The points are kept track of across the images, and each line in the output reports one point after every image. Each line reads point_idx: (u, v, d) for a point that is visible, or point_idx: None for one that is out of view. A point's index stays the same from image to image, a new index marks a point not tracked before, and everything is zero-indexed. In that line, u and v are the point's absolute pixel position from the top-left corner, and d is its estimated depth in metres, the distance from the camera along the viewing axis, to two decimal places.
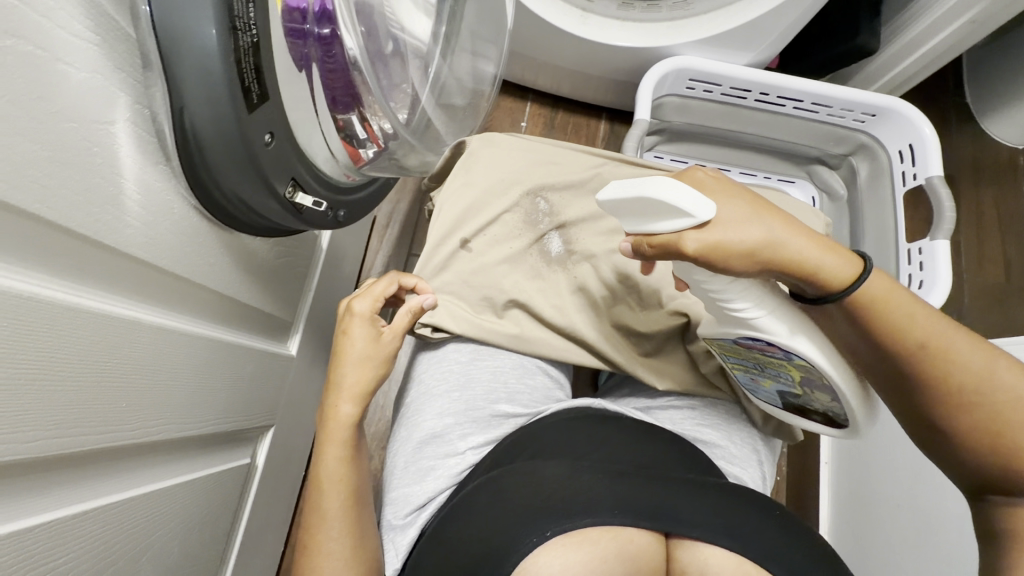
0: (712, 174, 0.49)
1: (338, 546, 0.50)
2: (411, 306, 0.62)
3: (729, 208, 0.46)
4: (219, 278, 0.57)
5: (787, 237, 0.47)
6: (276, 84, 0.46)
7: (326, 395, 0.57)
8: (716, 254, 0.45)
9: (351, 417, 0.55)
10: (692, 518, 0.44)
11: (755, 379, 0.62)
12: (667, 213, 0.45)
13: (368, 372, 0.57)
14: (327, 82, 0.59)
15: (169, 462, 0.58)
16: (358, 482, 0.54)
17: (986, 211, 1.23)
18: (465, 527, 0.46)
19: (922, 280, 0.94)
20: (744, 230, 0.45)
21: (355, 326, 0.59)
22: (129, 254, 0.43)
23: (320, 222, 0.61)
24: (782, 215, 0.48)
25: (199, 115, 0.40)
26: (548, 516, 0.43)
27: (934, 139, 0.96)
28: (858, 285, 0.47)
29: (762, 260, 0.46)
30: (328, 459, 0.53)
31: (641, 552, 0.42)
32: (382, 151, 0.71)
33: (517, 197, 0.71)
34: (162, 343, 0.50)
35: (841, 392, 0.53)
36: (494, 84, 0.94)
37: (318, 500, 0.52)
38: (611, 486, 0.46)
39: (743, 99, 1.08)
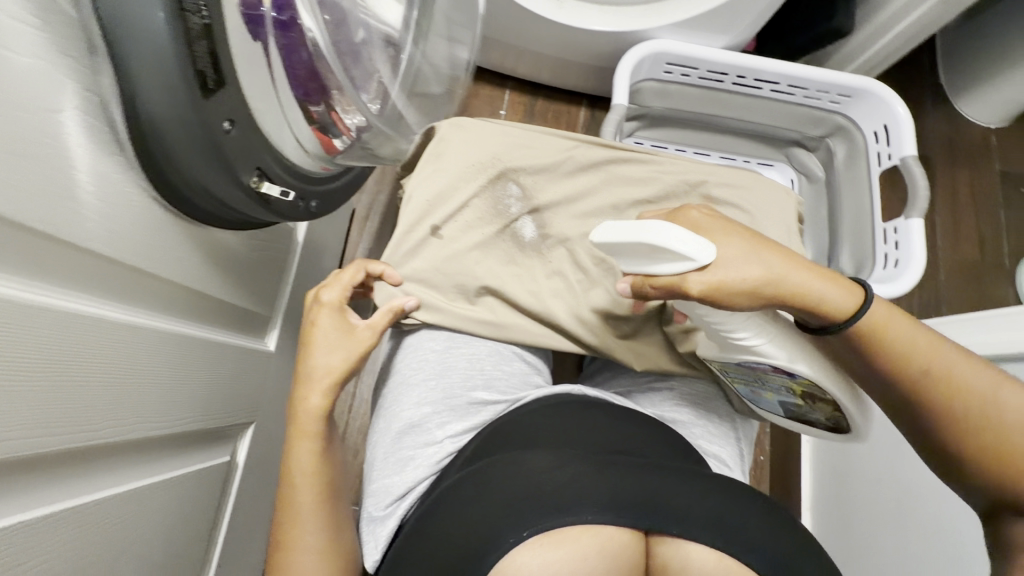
0: (706, 215, 0.53)
1: (314, 539, 0.51)
2: (393, 305, 0.62)
3: (730, 248, 0.50)
4: (189, 273, 0.56)
5: (786, 272, 0.51)
6: (233, 68, 0.44)
7: (296, 386, 0.55)
8: (719, 294, 0.49)
9: (321, 409, 0.54)
10: (681, 512, 0.43)
11: (756, 393, 0.63)
12: (668, 257, 0.48)
13: (339, 360, 0.56)
14: (292, 77, 0.57)
15: (145, 462, 0.57)
16: (332, 476, 0.54)
17: (959, 189, 1.26)
18: (448, 527, 0.43)
19: (898, 259, 0.95)
20: (745, 269, 0.50)
21: (323, 316, 0.58)
22: (89, 249, 0.41)
23: (291, 214, 0.59)
24: (783, 253, 0.52)
25: (149, 101, 0.39)
26: (529, 512, 0.42)
27: (908, 118, 0.97)
28: (862, 315, 0.51)
29: (765, 296, 0.51)
30: (299, 452, 0.53)
31: (624, 549, 0.41)
32: (356, 142, 0.70)
33: (492, 183, 0.70)
34: (132, 341, 0.49)
35: (845, 404, 0.57)
36: (469, 70, 0.93)
37: (292, 495, 0.52)
38: (602, 480, 0.44)
39: (720, 82, 1.08)
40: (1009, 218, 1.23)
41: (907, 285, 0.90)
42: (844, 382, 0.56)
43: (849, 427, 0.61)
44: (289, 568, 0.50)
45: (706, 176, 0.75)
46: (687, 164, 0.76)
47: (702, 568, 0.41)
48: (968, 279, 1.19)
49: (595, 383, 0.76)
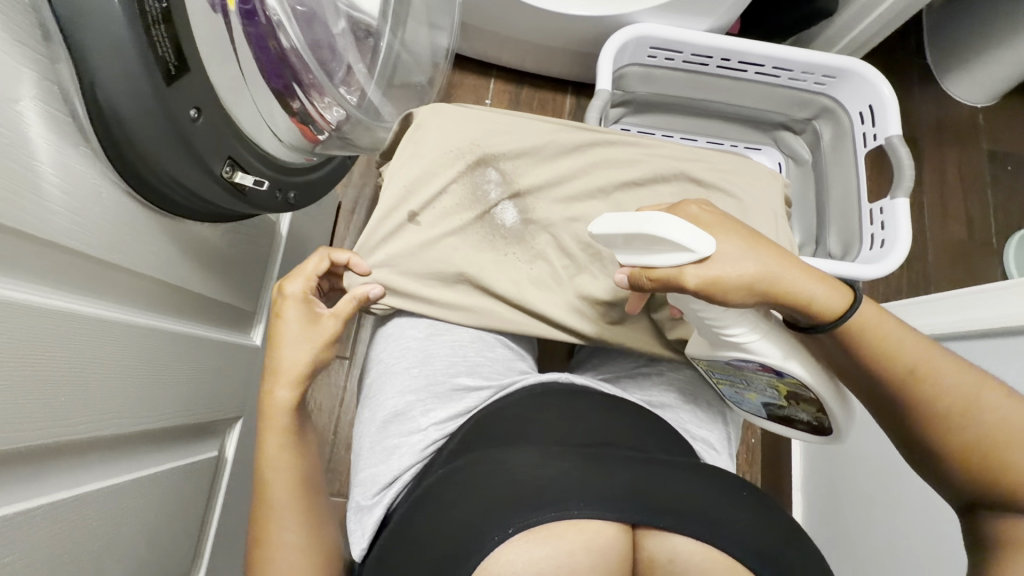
0: (707, 210, 0.53)
1: (292, 536, 0.51)
2: (355, 293, 0.62)
3: (728, 243, 0.50)
4: (165, 266, 0.55)
5: (781, 269, 0.50)
6: (197, 53, 0.44)
7: (264, 380, 0.56)
8: (715, 289, 0.49)
9: (288, 402, 0.55)
10: (670, 506, 0.40)
11: (740, 393, 0.64)
12: (669, 247, 0.48)
13: (304, 352, 0.57)
14: (266, 74, 0.56)
15: (126, 458, 0.57)
16: (305, 469, 0.55)
17: (945, 169, 1.25)
18: (429, 524, 0.41)
19: (884, 239, 0.95)
20: (741, 263, 0.49)
21: (289, 308, 0.59)
22: (55, 242, 0.40)
23: (268, 205, 0.59)
24: (778, 251, 0.52)
25: (111, 89, 0.38)
26: (515, 509, 0.39)
27: (893, 98, 0.97)
28: (852, 314, 0.51)
29: (759, 292, 0.50)
30: (269, 446, 0.54)
31: (611, 545, 0.38)
32: (335, 132, 0.70)
33: (472, 169, 0.70)
34: (107, 335, 0.49)
35: (830, 407, 0.56)
36: (449, 58, 0.91)
37: (265, 489, 0.52)
38: (589, 474, 0.42)
39: (705, 65, 1.07)
40: (995, 197, 1.24)
41: (892, 265, 0.90)
42: (832, 384, 0.55)
43: (832, 432, 0.60)
44: (267, 564, 0.49)
45: (689, 158, 0.75)
46: (669, 146, 0.75)
47: (689, 562, 0.39)
48: (955, 259, 1.20)
49: (582, 371, 0.76)
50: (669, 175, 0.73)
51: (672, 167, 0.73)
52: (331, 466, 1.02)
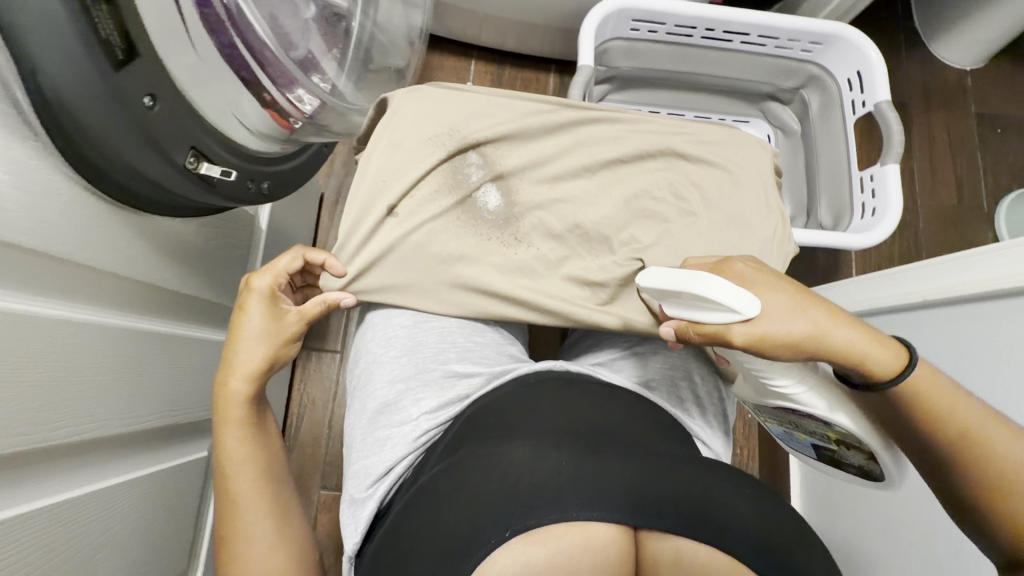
0: (753, 267, 0.50)
1: (259, 529, 0.51)
2: (326, 298, 0.60)
3: (777, 302, 0.47)
4: (137, 265, 0.53)
5: (832, 327, 0.47)
6: (146, 36, 0.41)
7: (220, 371, 0.56)
8: (762, 345, 0.47)
9: (244, 397, 0.55)
10: (668, 506, 0.39)
11: (789, 433, 0.62)
12: (714, 306, 0.46)
13: (263, 350, 0.56)
14: (233, 62, 0.53)
15: (113, 462, 0.55)
16: (267, 462, 0.55)
17: (935, 134, 1.24)
18: (419, 520, 0.39)
19: (875, 207, 0.94)
20: (790, 322, 0.46)
21: (252, 303, 0.57)
22: (13, 242, 0.38)
23: (241, 197, 0.57)
24: (828, 306, 0.49)
25: (54, 76, 0.36)
26: (511, 511, 0.37)
27: (880, 63, 0.95)
28: (905, 376, 0.48)
29: (809, 351, 0.47)
30: (228, 440, 0.53)
31: (610, 548, 0.38)
32: (309, 120, 0.67)
33: (452, 154, 0.65)
34: (76, 338, 0.47)
35: (881, 460, 0.53)
36: (424, 37, 0.88)
37: (227, 483, 0.52)
38: (587, 468, 0.40)
39: (688, 37, 1.04)
40: (985, 161, 1.23)
41: (884, 234, 0.89)
42: (884, 440, 0.52)
43: (886, 484, 0.57)
44: (235, 560, 0.49)
45: (678, 131, 0.71)
46: (657, 120, 0.72)
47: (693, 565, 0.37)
48: (947, 225, 1.19)
49: (575, 352, 0.73)
50: (656, 150, 0.69)
51: (659, 142, 0.70)
52: (327, 460, 1.01)
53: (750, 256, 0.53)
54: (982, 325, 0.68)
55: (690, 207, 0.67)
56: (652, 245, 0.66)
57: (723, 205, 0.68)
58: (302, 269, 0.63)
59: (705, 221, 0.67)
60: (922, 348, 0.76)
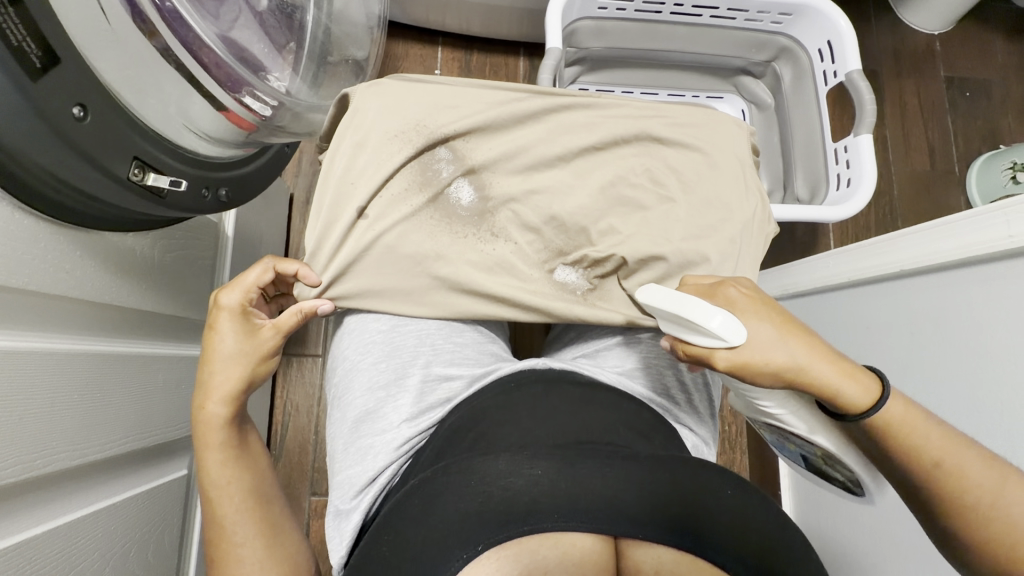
0: (744, 293, 0.50)
1: (248, 550, 0.49)
2: (302, 307, 0.56)
3: (762, 330, 0.48)
4: (89, 286, 0.51)
5: (812, 360, 0.48)
6: (70, 43, 0.40)
7: (195, 395, 0.53)
8: (744, 372, 0.47)
9: (222, 419, 0.52)
10: (645, 515, 0.39)
11: (779, 442, 0.63)
12: (702, 332, 0.47)
13: (237, 369, 0.53)
14: (176, 63, 0.48)
15: (88, 489, 0.54)
16: (253, 480, 0.52)
17: (905, 99, 1.24)
18: (398, 534, 0.38)
19: (850, 178, 0.94)
20: (772, 352, 0.47)
21: (222, 322, 0.54)
22: None
23: (197, 207, 0.54)
24: (811, 338, 0.49)
25: None
26: (487, 522, 0.37)
27: (849, 30, 0.93)
28: (875, 412, 0.48)
29: (788, 380, 0.48)
30: (210, 465, 0.51)
31: (586, 557, 0.37)
32: (265, 123, 0.61)
33: (420, 151, 0.62)
34: (20, 368, 0.44)
35: (858, 476, 0.55)
36: (383, 25, 0.85)
37: (212, 509, 0.50)
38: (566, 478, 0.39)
39: (658, 13, 1.02)
40: (955, 124, 1.24)
41: (860, 204, 0.89)
42: (863, 459, 0.53)
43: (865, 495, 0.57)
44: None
45: (651, 114, 0.69)
46: (631, 103, 0.70)
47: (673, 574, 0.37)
48: (920, 190, 1.20)
49: (559, 346, 0.72)
50: (632, 135, 0.67)
51: (634, 126, 0.67)
52: (316, 465, 0.99)
53: (743, 280, 0.53)
54: (958, 293, 0.68)
55: (669, 193, 0.66)
56: (633, 234, 0.64)
57: (701, 189, 0.66)
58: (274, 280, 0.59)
59: (684, 207, 0.65)
60: (902, 319, 0.77)
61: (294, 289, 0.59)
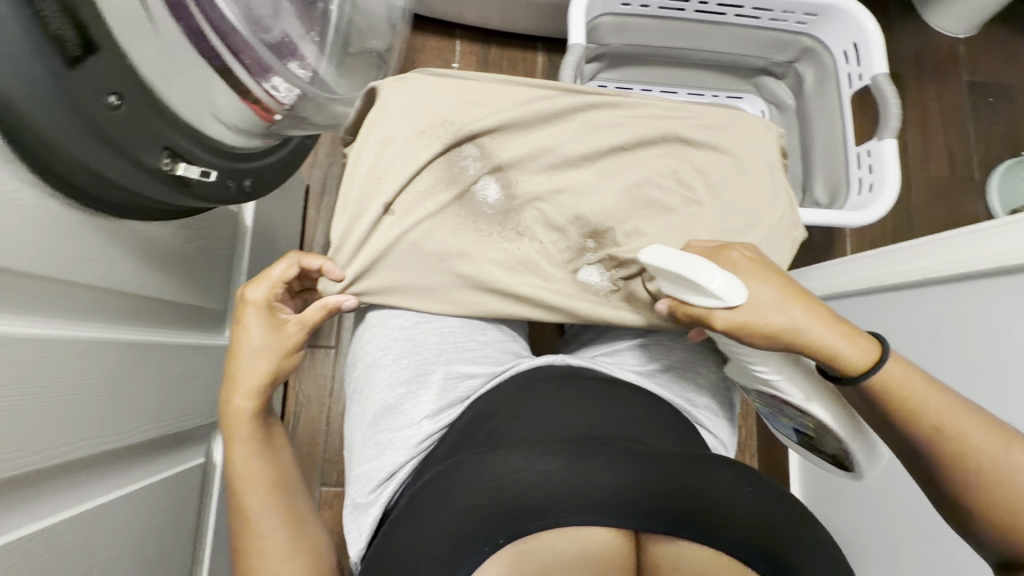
0: (746, 256, 0.50)
1: (272, 542, 0.49)
2: (326, 302, 0.56)
3: (762, 292, 0.47)
4: (113, 274, 0.51)
5: (811, 322, 0.47)
6: (111, 36, 0.40)
7: (223, 387, 0.53)
8: (743, 333, 0.47)
9: (248, 412, 0.52)
10: (676, 513, 0.38)
11: (773, 416, 0.63)
12: (701, 291, 0.47)
13: (264, 363, 0.52)
14: (204, 50, 0.47)
15: (106, 477, 0.54)
16: (279, 472, 0.52)
17: (927, 104, 1.22)
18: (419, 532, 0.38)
19: (872, 183, 0.93)
20: (772, 313, 0.47)
21: (249, 316, 0.53)
22: None
23: (221, 197, 0.54)
24: (812, 302, 0.48)
25: (14, 89, 0.35)
26: (509, 518, 0.37)
27: (877, 33, 0.92)
28: (873, 373, 0.47)
29: (786, 343, 0.47)
30: (236, 458, 0.51)
31: (606, 552, 0.37)
32: (288, 113, 0.60)
33: (447, 147, 0.62)
34: (47, 357, 0.44)
35: (853, 452, 0.54)
36: (406, 18, 0.84)
37: (239, 500, 0.50)
38: (592, 475, 0.39)
39: (682, 10, 1.01)
40: (977, 130, 1.22)
41: (883, 208, 0.88)
42: (858, 431, 0.53)
43: (856, 472, 0.57)
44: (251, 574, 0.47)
45: (678, 114, 0.68)
46: (658, 103, 0.69)
47: (694, 568, 0.37)
48: (940, 196, 1.19)
49: (577, 344, 0.71)
50: (659, 136, 0.66)
51: (661, 127, 0.66)
52: (326, 457, 1.00)
53: (750, 246, 0.52)
54: (980, 301, 0.67)
55: (695, 195, 0.65)
56: (658, 237, 0.63)
57: (728, 192, 0.65)
58: (300, 274, 0.59)
59: (710, 210, 0.64)
60: (923, 327, 0.76)
61: (318, 283, 0.59)
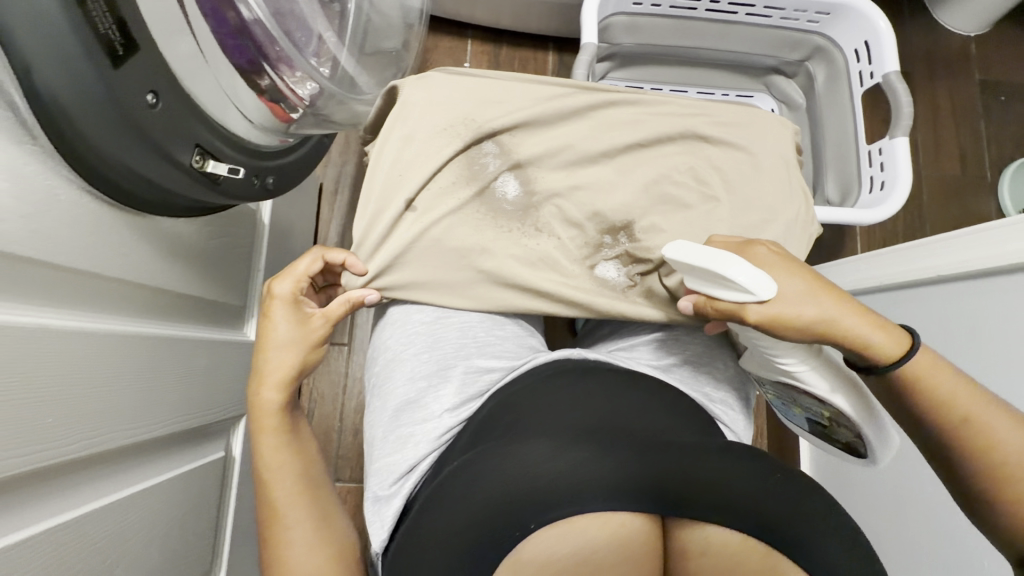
0: (773, 251, 0.50)
1: (299, 533, 0.49)
2: (350, 296, 0.57)
3: (792, 286, 0.48)
4: (143, 270, 0.52)
5: (843, 313, 0.48)
6: (149, 36, 0.41)
7: (251, 381, 0.54)
8: (776, 326, 0.47)
9: (276, 404, 0.53)
10: (702, 499, 0.39)
11: (785, 406, 0.63)
12: (730, 285, 0.48)
13: (291, 357, 0.53)
14: (229, 49, 0.51)
15: (134, 470, 0.55)
16: (304, 463, 0.53)
17: (939, 101, 1.22)
18: (450, 523, 0.38)
19: (884, 181, 0.93)
20: (804, 305, 0.47)
21: (276, 310, 0.55)
22: (25, 255, 0.38)
23: (245, 193, 0.55)
24: (842, 295, 0.49)
25: (61, 90, 0.36)
26: (536, 507, 0.38)
27: (889, 31, 0.92)
28: (907, 361, 0.47)
29: (819, 335, 0.48)
30: (264, 449, 0.52)
31: (635, 538, 0.38)
32: (309, 109, 0.64)
33: (467, 145, 0.62)
34: (83, 350, 0.45)
35: (869, 440, 0.54)
36: (422, 18, 0.85)
37: (267, 491, 0.51)
38: (619, 461, 0.39)
39: (693, 10, 1.01)
40: (989, 128, 1.22)
41: (896, 206, 0.88)
42: (876, 419, 0.53)
43: (870, 459, 0.57)
44: (280, 564, 0.48)
45: (694, 112, 0.69)
46: (675, 101, 0.69)
47: (722, 549, 0.38)
48: (952, 194, 1.19)
49: (593, 339, 0.72)
50: (676, 134, 0.67)
51: (678, 124, 0.67)
52: (340, 453, 1.01)
53: (775, 242, 0.53)
54: (997, 299, 0.67)
55: (711, 192, 0.65)
56: (675, 233, 0.64)
57: (745, 188, 0.66)
58: (323, 269, 0.60)
59: (727, 206, 0.65)
60: (938, 323, 0.76)
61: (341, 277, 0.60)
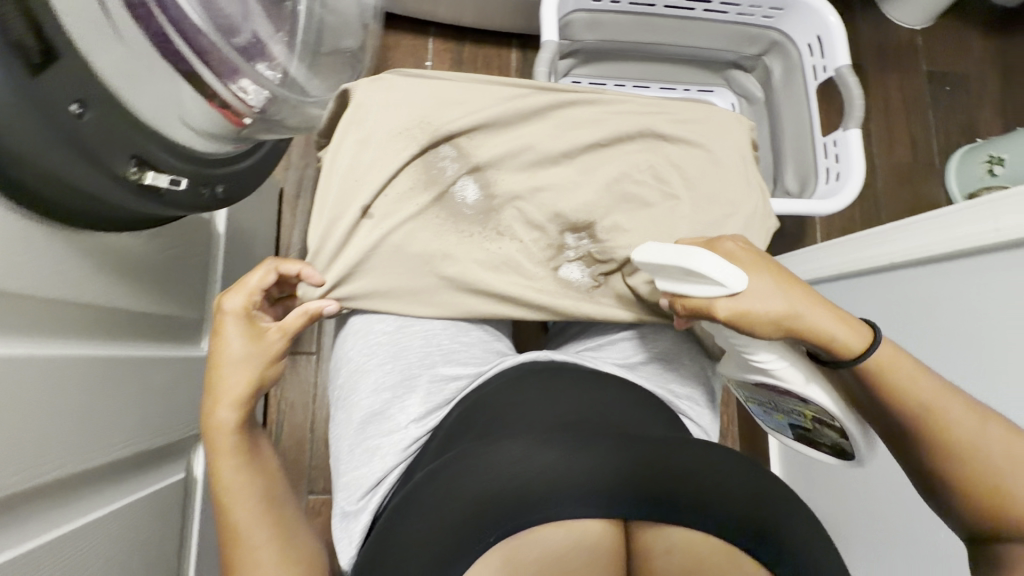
0: (741, 246, 0.51)
1: (266, 555, 0.48)
2: (308, 308, 0.55)
3: (761, 281, 0.49)
4: (87, 288, 0.50)
5: (808, 309, 0.49)
6: (74, 42, 0.38)
7: (204, 401, 0.52)
8: (745, 321, 0.48)
9: (233, 422, 0.51)
10: (667, 499, 0.39)
11: (768, 411, 0.61)
12: (701, 280, 0.48)
13: (246, 373, 0.51)
14: (167, 51, 0.46)
15: (91, 497, 0.53)
16: (265, 483, 0.51)
17: (889, 92, 1.27)
18: (415, 538, 0.38)
19: (839, 172, 0.96)
20: (771, 300, 0.48)
21: (227, 325, 0.52)
22: None
23: (192, 205, 0.52)
24: (807, 290, 0.50)
25: None
26: (503, 516, 0.38)
27: (839, 26, 0.95)
28: (869, 356, 0.49)
29: (787, 330, 0.49)
30: (222, 471, 0.50)
31: (601, 545, 0.38)
32: (260, 117, 0.58)
33: (425, 148, 0.61)
34: (27, 376, 0.43)
35: (852, 437, 0.52)
36: (378, 18, 0.83)
37: (226, 515, 0.49)
38: (583, 463, 0.39)
39: (652, 6, 1.02)
40: (936, 116, 1.27)
41: (851, 195, 0.91)
42: (857, 415, 0.51)
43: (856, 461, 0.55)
44: None
45: (654, 110, 0.69)
46: (633, 100, 0.70)
47: (685, 554, 0.38)
48: (905, 181, 1.23)
49: (563, 340, 0.72)
50: (635, 132, 0.67)
51: (637, 123, 0.67)
52: (312, 463, 0.98)
53: (740, 237, 0.54)
54: (945, 283, 0.70)
55: (672, 190, 0.66)
56: (637, 232, 0.64)
57: (705, 185, 0.67)
58: (277, 281, 0.58)
59: (687, 203, 0.65)
60: (892, 309, 0.78)
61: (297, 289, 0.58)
